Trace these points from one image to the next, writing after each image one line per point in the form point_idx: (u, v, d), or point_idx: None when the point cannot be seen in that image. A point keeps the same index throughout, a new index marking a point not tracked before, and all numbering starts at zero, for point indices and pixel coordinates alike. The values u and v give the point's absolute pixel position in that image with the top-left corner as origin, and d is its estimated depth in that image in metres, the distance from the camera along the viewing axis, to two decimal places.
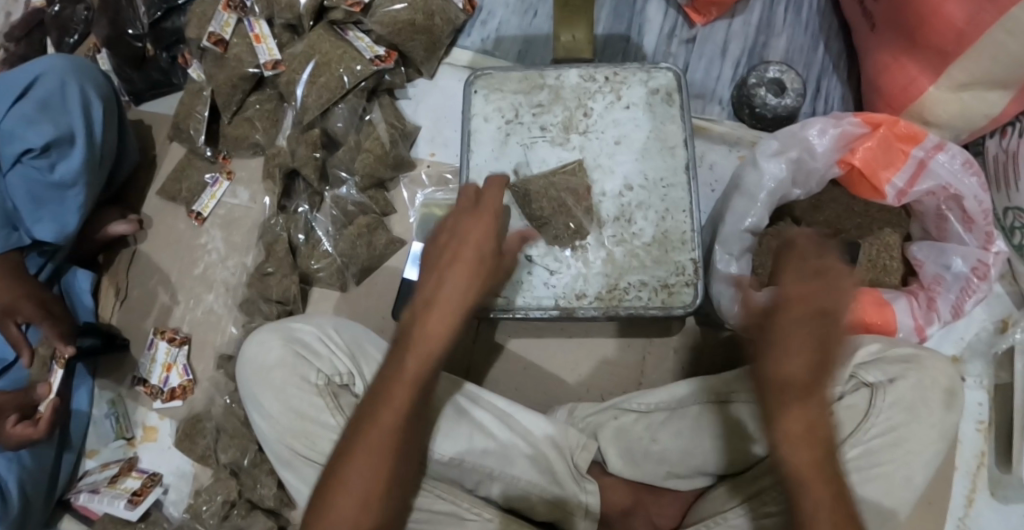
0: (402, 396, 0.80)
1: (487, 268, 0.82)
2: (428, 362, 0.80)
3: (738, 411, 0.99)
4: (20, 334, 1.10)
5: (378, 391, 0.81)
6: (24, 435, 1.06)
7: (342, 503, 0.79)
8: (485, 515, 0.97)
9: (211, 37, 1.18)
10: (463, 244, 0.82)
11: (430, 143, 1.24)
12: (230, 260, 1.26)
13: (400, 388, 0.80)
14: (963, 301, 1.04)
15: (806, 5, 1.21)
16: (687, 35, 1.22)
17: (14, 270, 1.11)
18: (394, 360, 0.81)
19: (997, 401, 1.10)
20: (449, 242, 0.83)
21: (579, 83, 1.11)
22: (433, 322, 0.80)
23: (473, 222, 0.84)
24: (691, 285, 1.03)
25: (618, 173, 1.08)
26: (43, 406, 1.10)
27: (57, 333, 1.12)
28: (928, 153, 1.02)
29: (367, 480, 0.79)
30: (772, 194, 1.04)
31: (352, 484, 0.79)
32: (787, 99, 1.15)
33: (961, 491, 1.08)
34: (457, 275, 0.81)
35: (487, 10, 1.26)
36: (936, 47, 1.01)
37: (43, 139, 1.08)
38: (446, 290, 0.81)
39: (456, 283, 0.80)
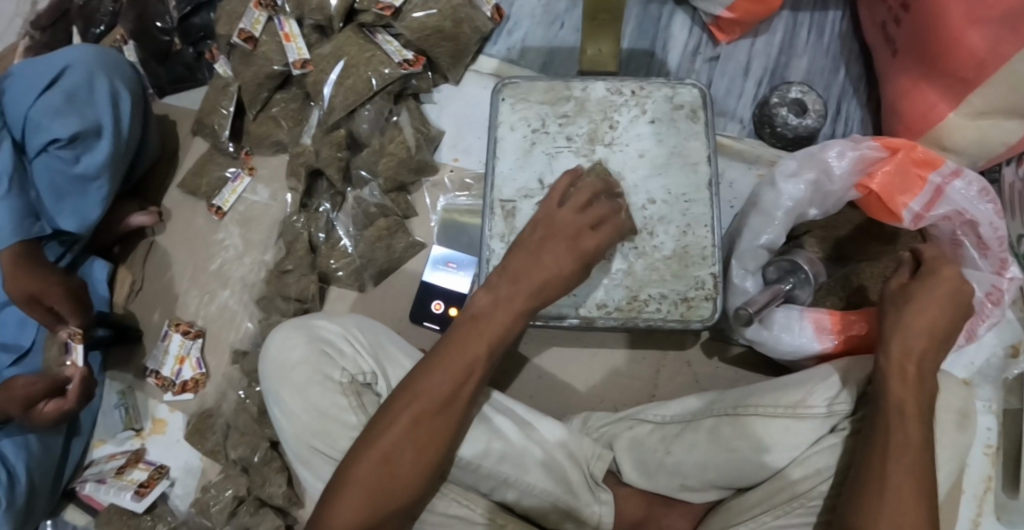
0: (451, 380, 0.84)
1: (551, 296, 0.86)
2: (494, 345, 0.84)
3: (757, 424, 0.97)
4: (45, 316, 1.10)
5: (426, 372, 0.85)
6: (54, 411, 1.09)
7: (386, 461, 0.84)
8: (477, 511, 0.97)
9: (241, 34, 1.19)
10: (548, 262, 0.85)
11: (452, 149, 1.25)
12: (247, 256, 1.26)
13: (452, 373, 0.84)
14: (976, 326, 1.06)
15: (828, 28, 1.23)
16: (710, 53, 1.25)
17: (27, 255, 1.08)
18: (446, 349, 0.85)
19: (1006, 426, 1.10)
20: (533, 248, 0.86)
21: (605, 95, 1.11)
22: (502, 313, 0.84)
23: (557, 241, 0.86)
24: (710, 299, 1.03)
25: (641, 187, 1.07)
26: (70, 385, 1.11)
27: (76, 312, 1.12)
28: (945, 179, 1.03)
29: (417, 446, 0.84)
30: (788, 214, 1.05)
31: (403, 446, 0.84)
32: (808, 120, 1.17)
33: (967, 515, 1.09)
34: (532, 274, 0.84)
35: (514, 19, 1.28)
36: (958, 74, 1.02)
37: (70, 131, 1.08)
38: (519, 288, 0.84)
39: (516, 300, 0.84)
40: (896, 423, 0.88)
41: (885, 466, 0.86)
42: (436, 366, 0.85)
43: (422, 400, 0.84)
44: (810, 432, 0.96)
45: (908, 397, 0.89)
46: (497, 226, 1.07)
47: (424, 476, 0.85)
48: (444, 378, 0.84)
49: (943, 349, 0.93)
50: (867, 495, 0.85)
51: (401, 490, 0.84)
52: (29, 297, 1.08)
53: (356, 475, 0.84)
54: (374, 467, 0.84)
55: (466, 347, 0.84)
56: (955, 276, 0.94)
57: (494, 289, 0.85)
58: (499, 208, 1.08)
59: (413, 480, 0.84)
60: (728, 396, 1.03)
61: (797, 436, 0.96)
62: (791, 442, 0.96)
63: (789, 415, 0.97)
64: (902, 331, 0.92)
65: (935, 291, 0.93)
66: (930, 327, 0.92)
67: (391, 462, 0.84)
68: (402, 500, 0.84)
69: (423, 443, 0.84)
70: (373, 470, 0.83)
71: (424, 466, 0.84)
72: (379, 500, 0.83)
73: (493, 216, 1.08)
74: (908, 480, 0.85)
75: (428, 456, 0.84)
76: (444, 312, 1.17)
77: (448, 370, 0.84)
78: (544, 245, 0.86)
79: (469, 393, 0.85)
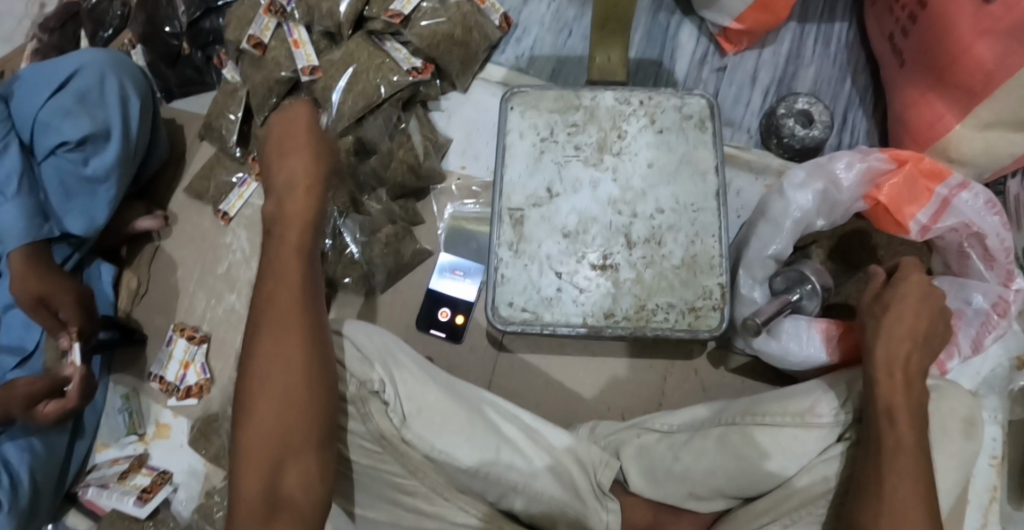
0: (279, 298, 0.83)
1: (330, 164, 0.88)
2: (300, 243, 0.85)
3: (763, 433, 0.98)
4: (49, 320, 1.09)
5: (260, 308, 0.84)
6: (55, 410, 1.09)
7: (259, 410, 0.80)
8: (473, 512, 0.95)
9: (251, 40, 1.20)
10: (296, 146, 0.87)
11: (461, 156, 1.25)
12: (254, 260, 1.26)
13: (278, 291, 0.84)
14: (983, 335, 1.05)
15: (835, 39, 1.24)
16: (718, 63, 1.26)
17: (36, 256, 1.09)
18: (264, 278, 0.85)
19: (1011, 437, 1.11)
20: (276, 148, 0.87)
21: (614, 105, 1.11)
22: (290, 212, 0.85)
23: (297, 122, 0.88)
24: (717, 309, 1.04)
25: (649, 196, 1.08)
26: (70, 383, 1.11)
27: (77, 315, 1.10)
28: (952, 191, 1.04)
29: (281, 372, 0.81)
30: (797, 224, 1.05)
31: (269, 380, 0.81)
32: (814, 131, 1.17)
33: (974, 526, 1.08)
34: (294, 163, 0.86)
35: (522, 27, 1.29)
36: (965, 86, 1.03)
37: (80, 133, 1.09)
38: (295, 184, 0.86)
39: (303, 193, 0.86)
40: (892, 430, 0.88)
41: (882, 471, 0.86)
42: (265, 299, 0.84)
43: (265, 331, 0.83)
44: (819, 440, 0.96)
45: (895, 401, 0.89)
46: (506, 234, 1.08)
47: (298, 405, 0.81)
48: (267, 300, 0.84)
49: (926, 353, 0.93)
50: (867, 500, 0.86)
51: (291, 428, 0.80)
52: (37, 301, 1.07)
53: (242, 437, 0.81)
54: (252, 417, 0.80)
55: (279, 266, 0.84)
56: (925, 280, 0.95)
57: (274, 211, 0.86)
58: (508, 215, 1.08)
59: (298, 414, 0.81)
60: (736, 404, 1.03)
61: (806, 444, 0.96)
62: (798, 451, 0.96)
63: (797, 424, 0.97)
64: (884, 337, 0.93)
65: (909, 296, 0.95)
66: (910, 332, 0.93)
67: (260, 410, 0.80)
68: (288, 438, 0.80)
69: (280, 370, 0.81)
70: (253, 421, 0.80)
71: (290, 391, 0.81)
72: (272, 444, 0.80)
73: (501, 224, 1.08)
74: (905, 480, 0.85)
75: (299, 376, 0.81)
76: (451, 319, 1.19)
77: (273, 293, 0.84)
78: (281, 134, 0.87)
79: (306, 301, 0.84)
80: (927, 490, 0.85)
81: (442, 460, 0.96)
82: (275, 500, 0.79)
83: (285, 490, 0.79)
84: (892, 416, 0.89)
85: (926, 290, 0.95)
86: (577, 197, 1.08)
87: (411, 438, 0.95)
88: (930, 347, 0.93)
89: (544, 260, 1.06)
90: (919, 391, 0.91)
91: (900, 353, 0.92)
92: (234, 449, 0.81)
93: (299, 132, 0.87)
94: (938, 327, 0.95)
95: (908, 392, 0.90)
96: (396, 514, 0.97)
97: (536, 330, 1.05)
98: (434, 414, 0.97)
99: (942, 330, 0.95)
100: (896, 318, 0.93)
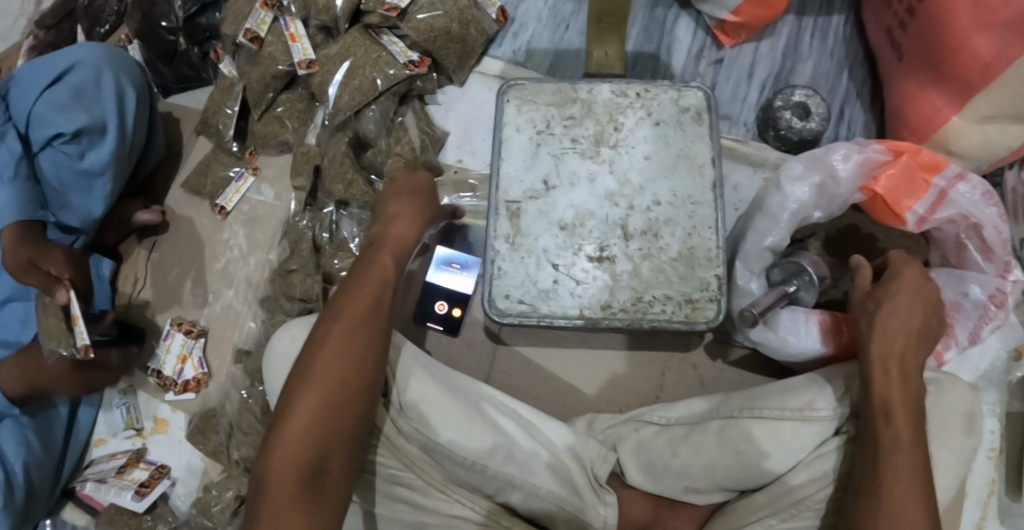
0: (367, 292, 0.90)
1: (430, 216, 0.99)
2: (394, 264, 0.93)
3: (761, 428, 0.97)
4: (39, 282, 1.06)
5: (343, 298, 0.90)
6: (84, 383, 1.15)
7: (321, 386, 0.85)
8: (477, 509, 0.96)
9: (247, 33, 1.20)
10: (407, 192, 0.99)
11: (458, 150, 1.25)
12: (252, 256, 1.26)
13: (366, 287, 0.91)
14: (981, 327, 1.07)
15: (832, 32, 1.24)
16: (715, 56, 1.25)
17: (26, 235, 1.07)
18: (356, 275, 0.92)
19: (1009, 430, 1.10)
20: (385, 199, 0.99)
21: (611, 98, 1.11)
22: (393, 237, 0.95)
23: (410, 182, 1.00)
24: (715, 301, 1.03)
25: (647, 189, 1.08)
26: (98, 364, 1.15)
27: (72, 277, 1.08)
28: (949, 183, 1.04)
29: (348, 356, 0.86)
30: (794, 216, 1.05)
31: (335, 361, 0.86)
32: (812, 123, 1.17)
33: (972, 519, 1.08)
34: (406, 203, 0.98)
35: (519, 22, 1.28)
36: (962, 80, 1.03)
37: (75, 126, 1.08)
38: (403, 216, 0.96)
39: (406, 224, 0.96)
40: (891, 427, 0.88)
41: (879, 471, 0.86)
42: (350, 292, 0.91)
43: (342, 318, 0.88)
44: (816, 435, 0.96)
45: (891, 398, 0.89)
46: (502, 227, 1.07)
47: (366, 400, 0.86)
48: (363, 296, 0.90)
49: (921, 348, 0.93)
50: (873, 501, 0.85)
51: (343, 411, 0.85)
52: (28, 263, 1.06)
53: (291, 407, 0.84)
54: (309, 391, 0.84)
55: (373, 268, 0.92)
56: (919, 274, 0.95)
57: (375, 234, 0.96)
58: (504, 208, 1.08)
59: (352, 400, 0.85)
60: (735, 398, 1.02)
61: (803, 438, 0.96)
62: (796, 445, 0.96)
63: (797, 419, 0.96)
64: (880, 334, 0.93)
65: (903, 288, 0.95)
66: (907, 327, 0.93)
67: (334, 392, 0.85)
68: (350, 426, 0.85)
69: (354, 359, 0.86)
70: (309, 394, 0.84)
71: (367, 384, 0.87)
72: (320, 421, 0.83)
73: (498, 218, 1.08)
74: (903, 478, 0.85)
75: (364, 363, 0.87)
76: (448, 313, 1.19)
77: (361, 289, 0.90)
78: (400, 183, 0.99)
79: (387, 303, 0.91)
80: (925, 488, 0.85)
81: (439, 453, 0.96)
82: (321, 477, 0.82)
83: (333, 470, 0.83)
84: (889, 411, 0.88)
85: (917, 284, 0.95)
86: (574, 191, 1.08)
87: (407, 431, 0.96)
88: (924, 343, 0.93)
89: (540, 253, 1.06)
90: (916, 384, 0.90)
91: (895, 344, 0.92)
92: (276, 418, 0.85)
93: (419, 181, 1.00)
94: (933, 321, 0.95)
95: (906, 387, 0.90)
96: (394, 508, 0.97)
97: (533, 322, 1.04)
98: (430, 408, 0.96)
99: (938, 324, 0.95)
100: (893, 316, 0.93)
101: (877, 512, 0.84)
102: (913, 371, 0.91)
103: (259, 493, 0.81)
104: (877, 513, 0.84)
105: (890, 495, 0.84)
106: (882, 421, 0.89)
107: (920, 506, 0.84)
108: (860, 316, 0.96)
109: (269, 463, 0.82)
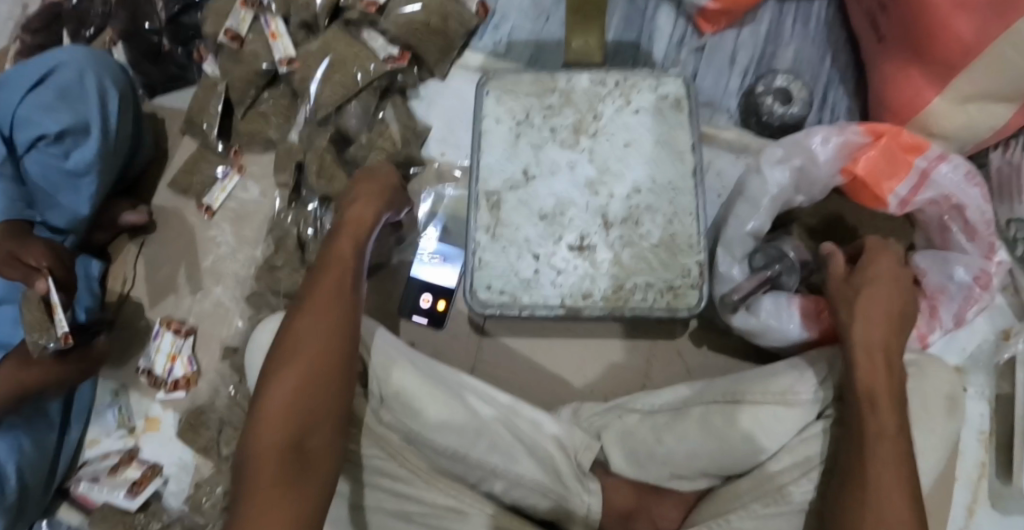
0: (332, 279, 0.92)
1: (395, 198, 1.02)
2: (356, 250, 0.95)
3: (744, 412, 0.96)
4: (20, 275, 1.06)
5: (310, 287, 0.92)
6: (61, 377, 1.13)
7: (295, 369, 0.86)
8: (487, 511, 0.94)
9: (228, 33, 1.21)
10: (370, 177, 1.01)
11: (441, 143, 1.26)
12: (240, 252, 1.27)
13: (331, 274, 0.92)
14: (966, 309, 1.04)
15: (814, 17, 1.23)
16: (696, 43, 1.25)
17: (15, 234, 1.09)
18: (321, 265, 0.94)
19: (1000, 411, 1.09)
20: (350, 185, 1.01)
21: (590, 87, 1.11)
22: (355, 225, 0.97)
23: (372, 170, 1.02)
24: (696, 288, 1.03)
25: (627, 176, 1.07)
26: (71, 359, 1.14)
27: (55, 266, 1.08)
28: (931, 163, 1.03)
29: (318, 340, 0.88)
30: (775, 201, 1.04)
31: (306, 346, 0.88)
32: (793, 108, 1.18)
33: (962, 501, 1.07)
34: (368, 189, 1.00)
35: (500, 14, 1.28)
36: (942, 60, 1.01)
37: (59, 126, 1.09)
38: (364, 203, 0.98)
39: (369, 207, 0.98)
40: (871, 415, 0.87)
41: (862, 464, 0.84)
42: (317, 280, 0.93)
43: (311, 305, 0.90)
44: (800, 419, 0.95)
45: (876, 385, 0.88)
46: (483, 218, 1.07)
47: (345, 375, 0.88)
48: (329, 281, 0.92)
49: (901, 332, 0.92)
50: (861, 484, 0.84)
51: (319, 392, 0.86)
52: (11, 256, 1.06)
53: (268, 392, 0.85)
54: (283, 376, 0.86)
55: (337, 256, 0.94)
56: (895, 262, 0.96)
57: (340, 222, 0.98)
58: (484, 199, 1.08)
59: (326, 380, 0.87)
60: (718, 384, 1.02)
61: (785, 423, 0.95)
62: (778, 428, 0.95)
63: (779, 402, 0.96)
64: (864, 320, 0.92)
65: (882, 278, 0.95)
66: (887, 312, 0.92)
67: (313, 371, 0.86)
68: (331, 402, 0.86)
69: (325, 341, 0.88)
70: (284, 379, 0.86)
71: (340, 364, 0.88)
72: (297, 403, 0.85)
73: (478, 209, 1.08)
74: (886, 468, 0.83)
75: (335, 345, 0.88)
76: (433, 306, 1.19)
77: (326, 276, 0.92)
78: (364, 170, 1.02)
79: (354, 286, 0.93)
80: (908, 474, 0.84)
81: (422, 442, 0.97)
82: (305, 454, 0.83)
83: (315, 450, 0.84)
84: (873, 396, 0.88)
85: (893, 273, 0.95)
86: (555, 180, 1.08)
87: (388, 421, 0.97)
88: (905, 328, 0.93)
89: (522, 243, 1.06)
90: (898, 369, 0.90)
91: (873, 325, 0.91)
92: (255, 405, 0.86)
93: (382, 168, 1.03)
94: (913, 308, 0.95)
95: (887, 371, 0.89)
96: (377, 497, 0.96)
97: (514, 313, 1.05)
98: (411, 399, 0.97)
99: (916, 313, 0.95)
100: (872, 301, 0.93)
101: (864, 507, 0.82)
102: (892, 355, 0.90)
103: (245, 475, 0.82)
104: (864, 508, 0.82)
105: (873, 481, 0.83)
106: (865, 407, 0.88)
107: (904, 494, 0.82)
108: (841, 301, 0.95)
109: (255, 445, 0.83)
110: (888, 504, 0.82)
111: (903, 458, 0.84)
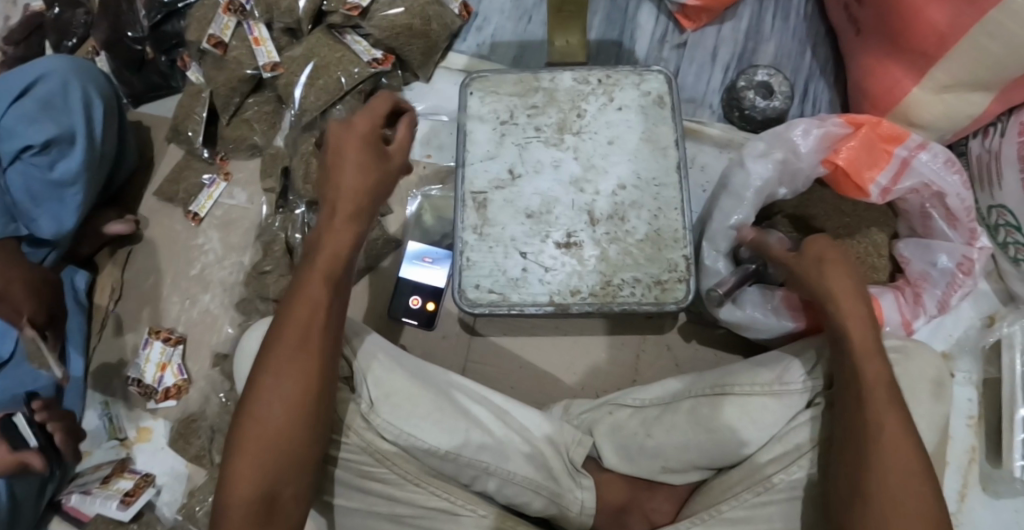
0: (304, 318, 0.84)
1: (376, 180, 0.87)
2: (330, 273, 0.86)
3: (732, 404, 0.97)
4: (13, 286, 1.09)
5: (281, 324, 0.85)
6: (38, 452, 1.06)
7: (265, 417, 0.83)
8: (480, 512, 0.95)
9: (211, 39, 1.21)
10: (342, 161, 0.86)
11: (426, 145, 1.26)
12: (227, 259, 1.28)
13: (301, 311, 0.85)
14: (949, 295, 1.06)
15: (793, 12, 1.25)
16: (677, 40, 1.26)
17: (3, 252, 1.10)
18: (295, 292, 0.85)
19: (987, 396, 1.10)
20: (325, 166, 0.87)
21: (573, 85, 1.11)
22: (331, 235, 0.86)
23: (348, 147, 0.86)
24: (683, 281, 1.04)
25: (611, 173, 1.08)
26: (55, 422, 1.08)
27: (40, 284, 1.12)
28: (911, 152, 1.04)
29: (288, 387, 0.83)
30: (758, 194, 1.05)
31: (275, 394, 0.83)
32: (775, 101, 1.19)
33: (953, 486, 1.08)
34: (343, 180, 0.86)
35: (482, 16, 1.29)
36: (919, 51, 1.03)
37: (44, 136, 1.09)
38: (338, 203, 0.86)
39: (345, 206, 0.86)
40: (864, 421, 0.84)
41: (857, 474, 0.83)
42: (289, 312, 0.85)
43: (282, 346, 0.84)
44: (788, 409, 0.96)
45: (862, 370, 0.87)
46: (470, 218, 1.08)
47: (317, 421, 0.85)
48: (301, 317, 0.84)
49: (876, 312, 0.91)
50: (862, 476, 0.82)
51: (289, 441, 0.83)
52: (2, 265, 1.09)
53: (238, 439, 0.83)
54: (252, 425, 0.83)
55: (310, 284, 0.85)
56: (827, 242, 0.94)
57: (317, 224, 0.87)
58: (471, 199, 1.08)
59: (297, 430, 0.83)
60: (706, 377, 1.03)
61: (773, 413, 0.96)
62: (766, 419, 0.96)
63: (767, 394, 0.96)
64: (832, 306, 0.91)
65: (829, 262, 0.93)
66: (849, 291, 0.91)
67: (278, 423, 0.83)
68: (295, 458, 0.84)
69: (295, 390, 0.83)
70: (253, 428, 0.83)
71: (311, 413, 0.84)
72: (267, 454, 0.82)
73: (465, 208, 1.08)
74: (886, 477, 0.81)
75: (305, 394, 0.83)
76: (422, 307, 1.19)
77: (298, 308, 0.85)
78: (336, 148, 0.86)
79: (329, 321, 0.86)
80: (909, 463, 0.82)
81: (414, 447, 0.96)
82: (275, 501, 0.83)
83: (286, 495, 0.84)
84: (859, 382, 0.86)
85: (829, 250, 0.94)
86: (540, 179, 1.09)
87: (379, 423, 0.95)
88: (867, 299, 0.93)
89: (509, 242, 1.07)
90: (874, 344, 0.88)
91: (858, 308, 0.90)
92: (227, 448, 0.84)
93: (360, 138, 0.87)
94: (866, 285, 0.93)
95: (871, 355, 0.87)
96: (368, 500, 0.96)
97: (504, 311, 1.04)
98: (403, 400, 0.96)
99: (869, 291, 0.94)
100: (828, 283, 0.92)
101: (865, 521, 0.81)
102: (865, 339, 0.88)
103: (218, 522, 0.82)
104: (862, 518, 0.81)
105: (869, 472, 0.82)
106: (860, 393, 0.86)
107: (903, 485, 0.81)
108: None
109: (220, 499, 0.82)
110: (881, 494, 0.81)
111: (904, 456, 0.82)
